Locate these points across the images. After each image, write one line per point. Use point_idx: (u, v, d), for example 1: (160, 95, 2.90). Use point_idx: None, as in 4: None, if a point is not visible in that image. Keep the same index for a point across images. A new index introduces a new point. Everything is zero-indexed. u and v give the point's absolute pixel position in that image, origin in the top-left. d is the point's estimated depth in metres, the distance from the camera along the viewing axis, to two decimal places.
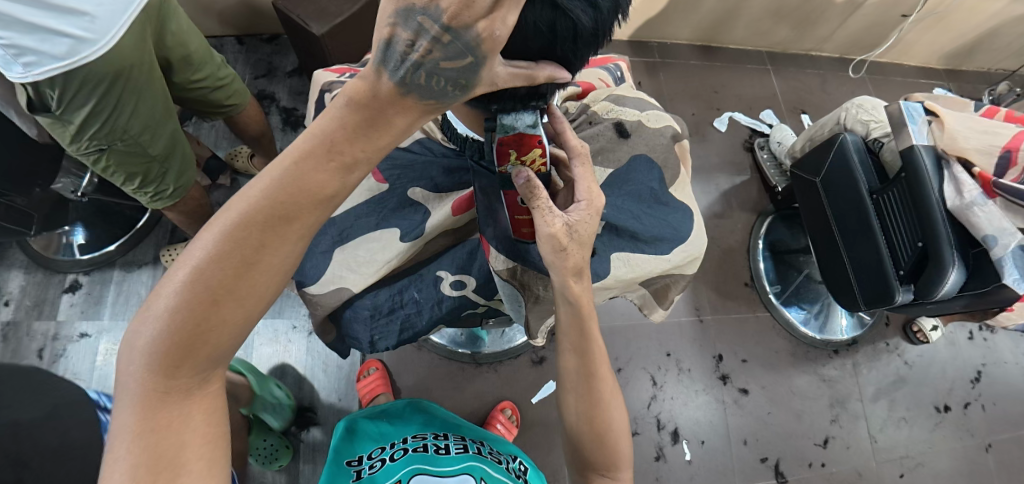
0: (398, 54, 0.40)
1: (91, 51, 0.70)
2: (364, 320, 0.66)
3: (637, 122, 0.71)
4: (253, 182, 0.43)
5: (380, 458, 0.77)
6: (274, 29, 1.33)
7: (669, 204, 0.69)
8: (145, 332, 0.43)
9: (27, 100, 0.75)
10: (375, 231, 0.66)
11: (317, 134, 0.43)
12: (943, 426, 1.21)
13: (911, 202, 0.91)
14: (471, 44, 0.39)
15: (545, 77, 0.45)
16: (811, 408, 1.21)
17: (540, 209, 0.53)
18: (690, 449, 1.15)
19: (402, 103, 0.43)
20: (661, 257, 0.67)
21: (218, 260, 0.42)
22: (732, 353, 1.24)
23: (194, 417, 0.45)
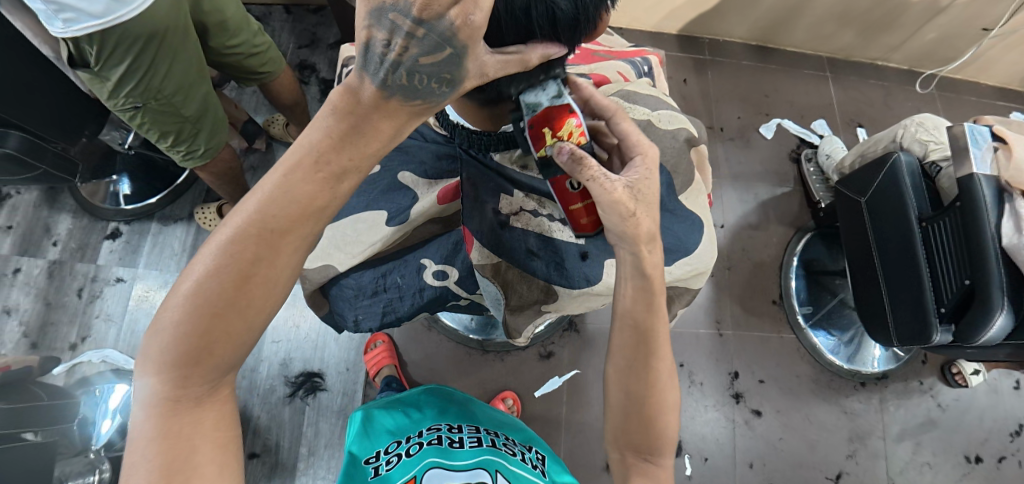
0: (377, 57, 0.41)
1: (124, 11, 0.73)
2: (348, 299, 0.67)
3: (646, 122, 0.66)
4: (245, 199, 0.45)
5: (396, 454, 0.77)
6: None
7: (677, 213, 0.66)
8: (156, 344, 0.45)
9: (70, 56, 0.78)
10: (364, 212, 0.67)
11: (305, 145, 0.45)
12: (971, 477, 1.13)
13: (964, 240, 0.83)
14: (447, 35, 0.40)
15: (538, 57, 0.45)
16: (827, 440, 1.15)
17: (595, 178, 0.52)
18: (692, 464, 1.12)
19: (387, 107, 0.44)
20: (661, 268, 0.64)
21: (216, 275, 0.44)
22: (749, 372, 1.19)
23: (205, 422, 0.46)
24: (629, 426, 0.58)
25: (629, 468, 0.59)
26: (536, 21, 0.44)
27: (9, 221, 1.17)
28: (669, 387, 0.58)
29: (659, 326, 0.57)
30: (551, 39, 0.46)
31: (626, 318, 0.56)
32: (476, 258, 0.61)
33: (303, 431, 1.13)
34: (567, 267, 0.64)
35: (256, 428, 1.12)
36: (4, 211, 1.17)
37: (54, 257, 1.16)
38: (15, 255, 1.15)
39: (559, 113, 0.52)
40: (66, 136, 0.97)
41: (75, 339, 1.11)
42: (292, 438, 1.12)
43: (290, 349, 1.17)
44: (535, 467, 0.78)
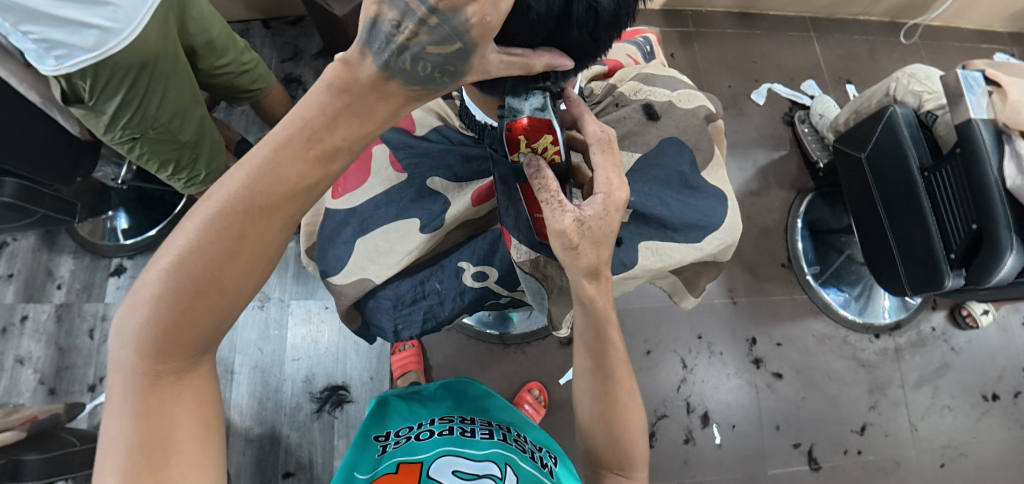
0: (382, 36, 0.38)
1: (116, 41, 0.71)
2: (387, 310, 0.67)
3: (667, 103, 0.67)
4: (233, 170, 0.43)
5: (406, 436, 0.77)
6: (299, 11, 1.33)
7: (701, 189, 0.67)
8: (133, 317, 0.43)
9: (61, 93, 0.77)
10: (395, 221, 0.66)
11: (296, 120, 0.42)
12: (990, 415, 1.16)
13: (967, 183, 0.84)
14: (460, 30, 0.37)
15: (542, 67, 0.43)
16: (849, 394, 1.17)
17: (549, 203, 0.52)
18: (720, 432, 1.15)
19: (387, 89, 0.41)
20: (692, 246, 0.64)
21: (200, 250, 0.42)
22: (766, 336, 1.21)
23: (184, 399, 0.46)
24: (597, 442, 0.61)
25: (602, 480, 0.62)
26: (577, 18, 0.43)
27: (9, 269, 1.15)
28: (631, 404, 0.60)
29: (614, 353, 0.59)
30: (588, 35, 0.45)
31: (581, 342, 0.59)
32: (515, 255, 0.63)
33: (335, 444, 1.13)
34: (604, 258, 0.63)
35: (287, 447, 1.12)
36: (4, 259, 1.15)
37: (60, 301, 1.14)
38: (21, 303, 1.13)
39: (538, 126, 0.52)
40: (62, 178, 0.95)
41: (94, 380, 1.10)
42: (324, 452, 1.12)
43: (311, 364, 1.17)
44: (545, 466, 0.75)
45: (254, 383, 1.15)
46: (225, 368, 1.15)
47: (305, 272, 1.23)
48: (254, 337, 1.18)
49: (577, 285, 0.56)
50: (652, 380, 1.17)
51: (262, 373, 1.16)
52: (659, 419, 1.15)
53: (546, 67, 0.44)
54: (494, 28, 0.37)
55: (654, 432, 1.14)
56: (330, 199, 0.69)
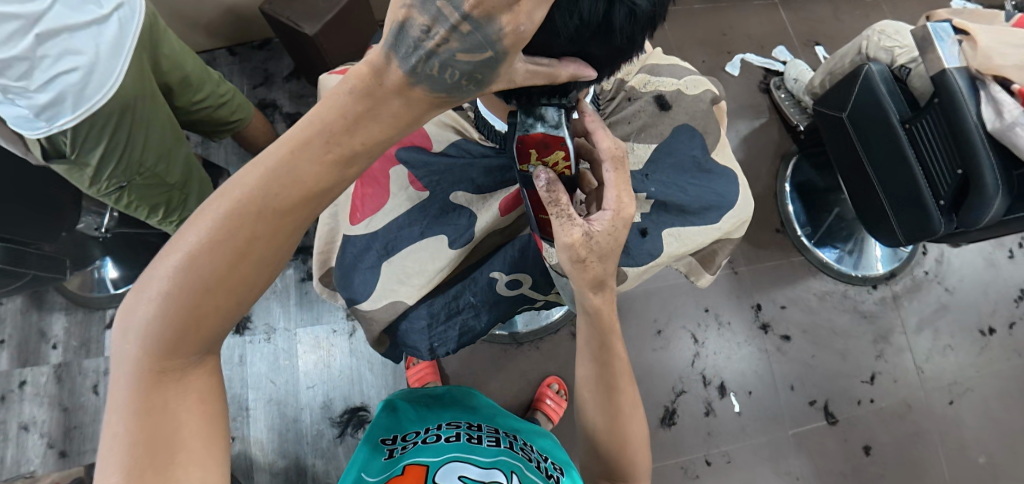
0: (411, 42, 0.38)
1: (101, 94, 0.70)
2: (421, 330, 0.66)
3: (676, 92, 0.71)
4: (246, 167, 0.44)
5: (413, 441, 0.76)
6: (265, 34, 1.31)
7: (713, 171, 0.70)
8: (141, 313, 0.44)
9: (40, 151, 0.74)
10: (421, 240, 0.66)
11: (315, 123, 0.43)
12: (989, 349, 1.21)
13: (948, 130, 0.87)
14: (492, 38, 0.36)
15: (568, 77, 0.44)
16: (855, 347, 1.21)
17: (558, 217, 0.52)
18: (738, 401, 1.17)
19: (411, 95, 0.41)
20: (711, 226, 0.68)
21: (211, 249, 0.43)
22: (770, 301, 1.24)
23: (188, 395, 0.46)
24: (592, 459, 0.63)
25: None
26: (619, 24, 0.43)
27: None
28: (634, 422, 0.62)
29: (619, 368, 0.61)
30: (628, 40, 0.46)
31: (587, 350, 0.61)
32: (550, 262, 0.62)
33: None
34: (631, 247, 0.67)
35: (314, 475, 1.11)
36: None
37: (58, 360, 1.10)
38: (17, 368, 1.09)
39: (550, 142, 0.52)
40: (48, 237, 0.92)
41: None
42: None
43: (327, 389, 1.16)
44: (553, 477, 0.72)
45: (272, 417, 1.13)
46: (239, 406, 1.13)
47: (308, 298, 1.21)
48: (265, 371, 1.16)
49: (583, 298, 0.58)
50: (665, 358, 1.20)
51: (278, 406, 1.14)
52: (678, 395, 1.17)
53: (572, 77, 0.44)
54: (527, 36, 0.37)
55: (675, 409, 1.17)
56: (348, 225, 0.68)
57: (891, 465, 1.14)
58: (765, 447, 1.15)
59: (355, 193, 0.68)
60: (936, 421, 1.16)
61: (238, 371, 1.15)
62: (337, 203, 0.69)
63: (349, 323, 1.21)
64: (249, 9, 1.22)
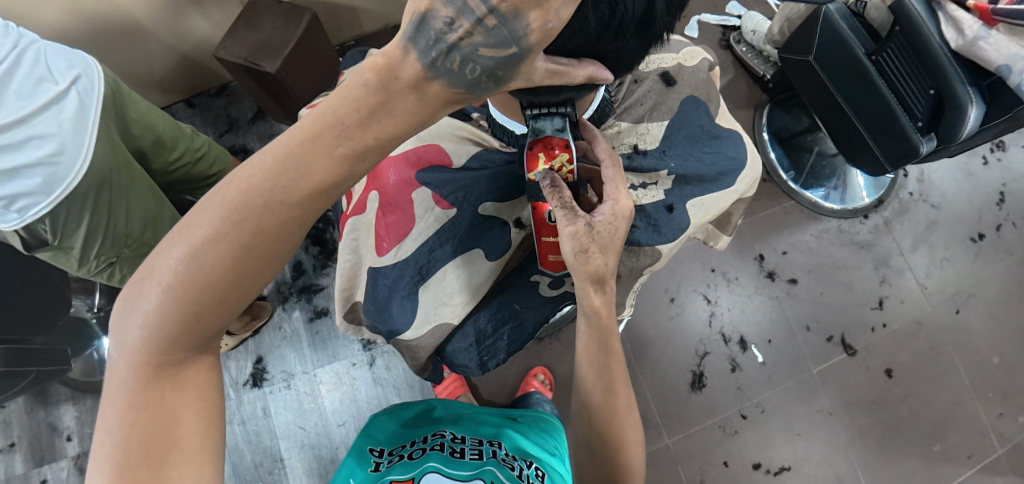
0: (432, 34, 0.37)
1: (73, 172, 0.68)
2: (468, 348, 0.68)
3: (677, 66, 0.72)
4: (255, 156, 0.42)
5: (399, 455, 0.75)
6: (222, 80, 1.27)
7: (722, 135, 0.71)
8: (142, 304, 0.42)
9: (22, 243, 0.71)
10: (454, 259, 0.66)
11: (326, 113, 0.40)
12: (983, 254, 1.26)
13: (912, 51, 0.90)
14: (518, 34, 0.36)
15: (586, 77, 0.44)
16: (858, 277, 1.25)
17: (561, 209, 0.54)
18: (761, 351, 1.20)
19: (427, 89, 0.39)
20: (729, 190, 0.70)
21: (215, 240, 0.41)
22: (772, 249, 1.27)
23: (187, 390, 0.45)
24: (584, 459, 0.64)
25: None
26: (661, 14, 0.45)
27: (8, 439, 1.06)
28: (630, 424, 0.62)
29: (618, 372, 0.62)
30: (670, 23, 0.48)
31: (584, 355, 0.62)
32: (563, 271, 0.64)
33: None
34: (662, 225, 0.68)
35: None
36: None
37: (76, 452, 1.07)
38: (35, 468, 1.06)
39: (556, 144, 0.54)
40: (43, 329, 0.89)
41: None
42: None
43: (358, 423, 1.14)
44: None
45: (309, 463, 1.12)
46: (274, 459, 1.12)
47: (319, 337, 1.19)
48: (292, 418, 1.14)
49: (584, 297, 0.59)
50: (683, 324, 1.22)
51: (314, 449, 1.12)
52: (702, 358, 1.19)
53: (590, 77, 0.45)
54: (552, 33, 0.37)
55: (702, 371, 1.19)
56: (376, 257, 0.66)
57: (914, 382, 1.18)
58: (793, 390, 1.18)
59: (379, 222, 0.66)
60: (947, 332, 1.21)
61: (264, 424, 1.13)
62: (358, 236, 0.67)
63: (366, 353, 1.18)
64: (201, 56, 1.18)
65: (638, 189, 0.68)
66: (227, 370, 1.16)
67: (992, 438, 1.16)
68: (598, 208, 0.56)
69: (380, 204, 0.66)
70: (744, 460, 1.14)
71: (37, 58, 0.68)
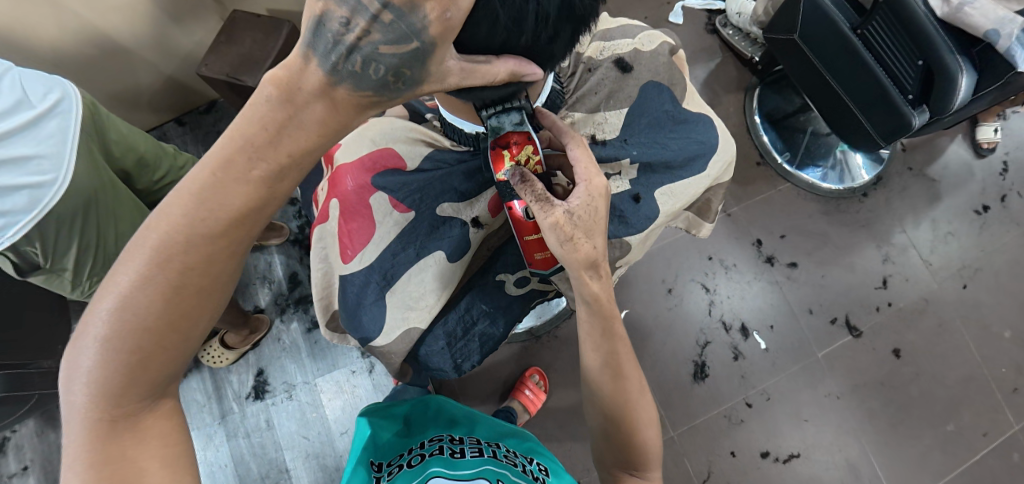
0: (330, 38, 0.39)
1: (52, 193, 0.69)
2: (442, 350, 0.68)
3: (632, 51, 0.70)
4: (168, 201, 0.45)
5: (398, 465, 0.73)
6: (208, 97, 1.29)
7: (689, 119, 0.70)
8: (82, 362, 0.43)
9: (14, 266, 0.73)
10: (420, 261, 0.65)
11: (233, 140, 0.44)
12: (988, 226, 1.22)
13: (898, 23, 0.86)
14: (417, 28, 0.38)
15: (506, 75, 0.44)
16: (861, 257, 1.22)
17: (538, 201, 0.54)
18: (763, 338, 1.18)
19: (334, 96, 0.43)
20: (699, 176, 0.69)
21: (146, 283, 0.43)
22: (769, 233, 1.24)
23: (149, 438, 0.44)
24: (603, 448, 0.65)
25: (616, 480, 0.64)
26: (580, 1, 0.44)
27: (21, 463, 1.08)
28: (643, 405, 0.63)
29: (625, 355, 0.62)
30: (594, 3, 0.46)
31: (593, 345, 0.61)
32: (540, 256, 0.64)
33: None
34: (629, 216, 0.67)
35: None
36: (11, 455, 1.08)
37: None
38: None
39: (518, 139, 0.54)
40: (48, 352, 0.90)
41: None
42: None
43: None
44: (538, 479, 0.71)
45: (315, 472, 1.12)
46: (280, 469, 1.12)
47: (318, 347, 1.20)
48: (296, 428, 1.15)
49: (582, 286, 0.58)
50: (683, 313, 1.20)
51: (318, 458, 1.13)
52: (703, 347, 1.18)
53: (512, 73, 0.45)
54: (455, 24, 0.39)
55: (703, 361, 1.17)
56: (341, 265, 0.66)
57: (923, 361, 1.15)
58: (798, 376, 1.16)
59: (341, 230, 0.65)
60: (955, 308, 1.18)
61: (269, 436, 1.14)
62: (325, 244, 0.67)
63: (365, 360, 1.19)
64: (186, 75, 1.19)
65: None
66: (229, 384, 1.17)
67: (1009, 414, 1.12)
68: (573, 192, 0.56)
69: (341, 211, 0.66)
70: (752, 449, 1.12)
71: (13, 83, 0.69)
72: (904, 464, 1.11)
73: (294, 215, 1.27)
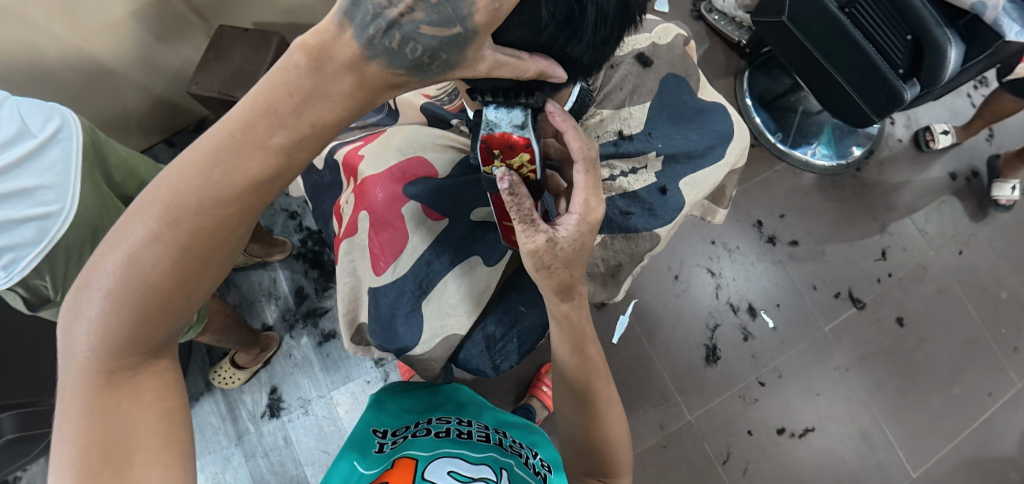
0: (371, 10, 0.36)
1: (59, 223, 0.68)
2: (481, 353, 0.69)
3: (652, 45, 0.71)
4: (185, 154, 0.42)
5: (403, 435, 0.74)
6: (198, 115, 1.26)
7: (705, 109, 0.72)
8: (86, 312, 0.42)
9: (24, 302, 0.71)
10: (453, 269, 0.66)
11: (256, 104, 0.40)
12: (979, 192, 1.26)
13: (887, 2, 0.88)
14: (463, 13, 0.35)
15: (535, 74, 0.42)
16: (859, 230, 1.25)
17: (521, 223, 0.53)
18: (771, 317, 1.20)
19: (366, 72, 0.38)
20: (719, 164, 0.71)
21: (154, 241, 0.41)
22: (768, 213, 1.26)
23: (144, 393, 0.44)
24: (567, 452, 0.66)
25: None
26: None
27: None
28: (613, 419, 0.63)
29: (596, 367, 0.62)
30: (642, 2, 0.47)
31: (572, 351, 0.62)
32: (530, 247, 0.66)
33: None
34: (657, 209, 0.69)
35: None
36: None
37: None
38: None
39: (515, 144, 0.50)
40: None
41: None
42: None
43: None
44: (539, 474, 0.71)
45: None
46: None
47: (330, 360, 1.19)
48: (314, 443, 1.14)
49: (552, 304, 0.60)
50: (691, 299, 1.22)
51: None
52: (713, 330, 1.19)
53: (540, 73, 0.43)
54: (501, 15, 0.36)
55: (715, 344, 1.19)
56: (374, 277, 0.65)
57: (925, 327, 1.18)
58: (807, 352, 1.18)
59: (372, 241, 0.65)
60: (953, 274, 1.21)
61: (287, 454, 1.13)
62: (354, 258, 0.66)
63: (379, 369, 1.19)
64: (175, 94, 1.17)
65: (627, 175, 0.69)
66: (243, 404, 1.15)
67: (1010, 373, 1.16)
68: (563, 220, 0.54)
69: (371, 223, 0.65)
70: (767, 426, 1.14)
71: (11, 113, 0.67)
72: (915, 429, 1.14)
73: (296, 229, 1.26)
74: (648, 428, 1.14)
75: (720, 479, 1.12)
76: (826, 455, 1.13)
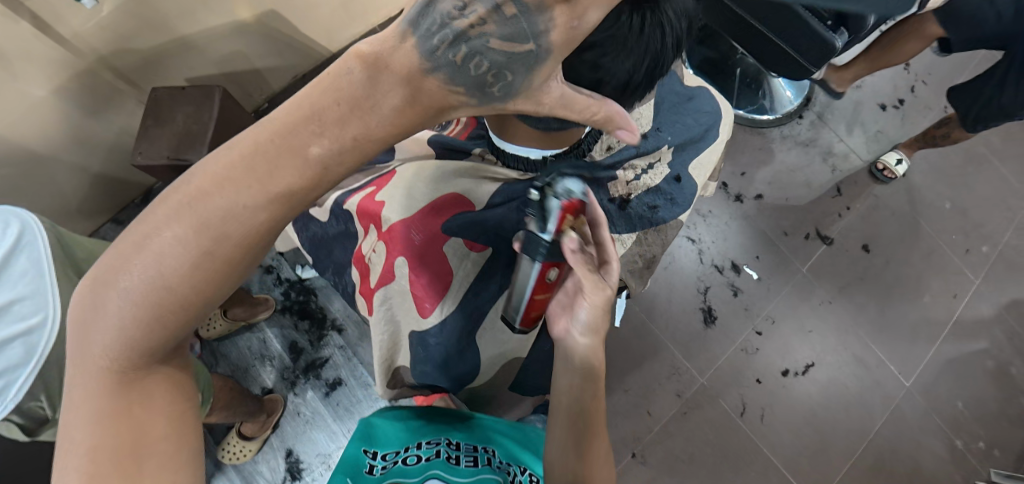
0: (438, 20, 0.38)
1: (46, 333, 0.63)
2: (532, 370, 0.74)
3: None
4: (221, 153, 0.40)
5: (392, 458, 0.71)
6: (143, 187, 1.18)
7: (693, 95, 0.77)
8: (107, 311, 0.40)
9: (21, 430, 0.65)
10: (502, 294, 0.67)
11: (302, 107, 0.39)
12: (908, 116, 1.38)
13: None
14: (538, 29, 0.37)
15: (601, 115, 0.43)
16: (813, 172, 1.34)
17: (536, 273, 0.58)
18: (754, 268, 1.27)
19: (422, 86, 0.40)
20: (715, 144, 0.76)
21: (178, 243, 0.39)
22: (730, 172, 1.33)
23: (153, 395, 0.43)
24: None
25: None
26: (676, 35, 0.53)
27: None
28: None
29: None
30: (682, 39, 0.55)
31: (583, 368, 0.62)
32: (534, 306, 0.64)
33: None
34: (677, 198, 0.73)
35: None
36: None
37: None
38: None
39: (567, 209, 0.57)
40: None
41: None
42: None
43: None
44: None
45: None
46: None
47: (341, 407, 1.15)
48: None
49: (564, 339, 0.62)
50: (678, 269, 1.26)
51: None
52: (705, 294, 1.25)
53: (608, 117, 0.43)
54: (579, 34, 0.39)
55: (709, 306, 1.24)
56: (421, 318, 0.66)
57: (888, 249, 1.29)
58: (791, 294, 1.26)
59: (414, 285, 0.65)
60: (902, 195, 1.32)
61: None
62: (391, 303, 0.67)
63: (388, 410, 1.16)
64: (115, 169, 1.09)
65: (648, 171, 0.72)
66: (260, 475, 1.10)
67: (968, 273, 1.28)
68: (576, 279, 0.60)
69: (410, 266, 0.65)
70: (773, 371, 1.21)
71: None
72: (900, 344, 1.23)
73: (275, 283, 1.20)
74: (666, 400, 1.18)
75: (742, 431, 1.17)
76: (830, 385, 1.20)
